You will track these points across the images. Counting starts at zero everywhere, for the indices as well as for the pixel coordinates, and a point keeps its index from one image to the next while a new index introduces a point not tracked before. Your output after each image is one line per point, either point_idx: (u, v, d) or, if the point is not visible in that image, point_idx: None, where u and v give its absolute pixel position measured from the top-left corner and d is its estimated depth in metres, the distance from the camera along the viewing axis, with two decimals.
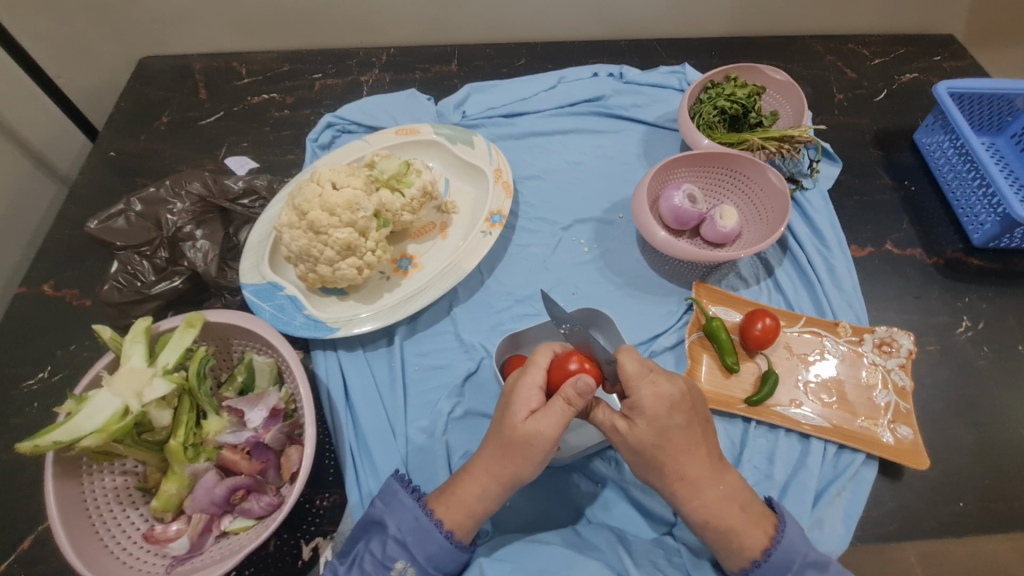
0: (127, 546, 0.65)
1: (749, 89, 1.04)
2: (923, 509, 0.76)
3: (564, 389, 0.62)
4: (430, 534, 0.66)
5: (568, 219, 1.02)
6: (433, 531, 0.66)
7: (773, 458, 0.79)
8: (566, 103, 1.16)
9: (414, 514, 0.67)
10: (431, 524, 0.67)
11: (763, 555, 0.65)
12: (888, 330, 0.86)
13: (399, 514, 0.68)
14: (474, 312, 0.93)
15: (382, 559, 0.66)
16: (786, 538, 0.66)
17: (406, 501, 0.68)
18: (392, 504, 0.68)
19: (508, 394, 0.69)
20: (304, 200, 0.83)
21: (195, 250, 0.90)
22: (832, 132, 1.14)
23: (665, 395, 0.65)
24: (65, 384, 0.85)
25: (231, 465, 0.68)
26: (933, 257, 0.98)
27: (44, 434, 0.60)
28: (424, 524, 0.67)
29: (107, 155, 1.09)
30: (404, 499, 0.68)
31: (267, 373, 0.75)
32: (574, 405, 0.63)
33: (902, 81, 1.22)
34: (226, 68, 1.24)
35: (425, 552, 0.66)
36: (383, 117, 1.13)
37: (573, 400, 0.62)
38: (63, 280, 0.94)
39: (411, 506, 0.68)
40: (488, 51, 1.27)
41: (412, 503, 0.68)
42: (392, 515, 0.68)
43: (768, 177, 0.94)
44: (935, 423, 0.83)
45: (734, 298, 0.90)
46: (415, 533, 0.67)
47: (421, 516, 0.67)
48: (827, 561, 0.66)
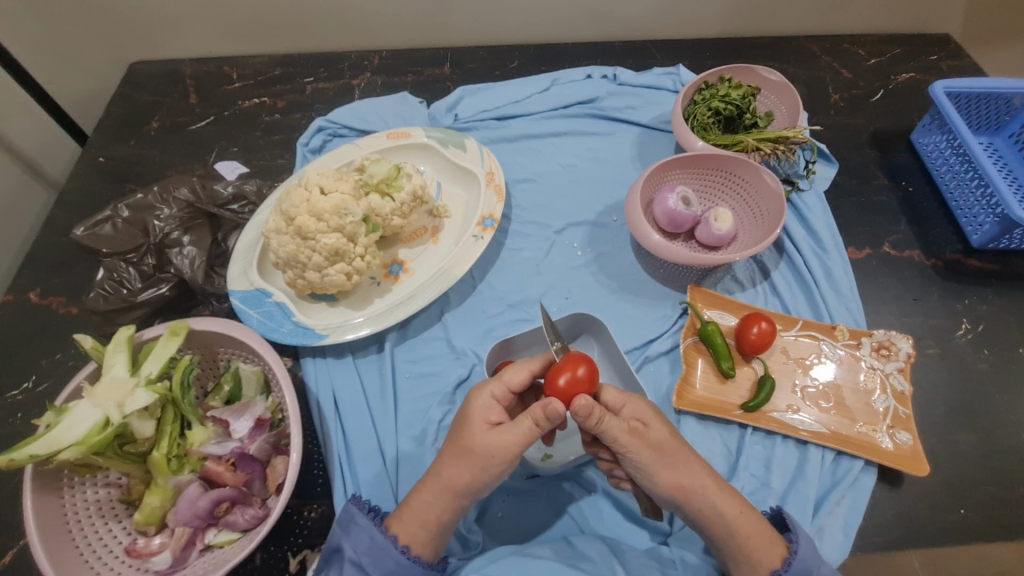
0: (109, 561, 0.64)
1: (744, 90, 1.03)
2: (924, 516, 0.75)
3: (534, 412, 0.62)
4: (386, 552, 0.64)
5: (561, 222, 1.01)
6: (389, 549, 0.64)
7: (770, 465, 0.78)
8: (560, 105, 1.14)
9: (370, 533, 0.65)
10: (385, 541, 0.64)
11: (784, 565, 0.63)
12: (887, 334, 0.84)
13: (355, 536, 0.65)
14: (466, 318, 0.92)
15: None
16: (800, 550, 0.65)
17: (363, 523, 0.65)
18: (349, 528, 0.66)
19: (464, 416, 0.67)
20: (292, 206, 0.82)
21: (181, 257, 0.89)
22: (828, 133, 1.13)
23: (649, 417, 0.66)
24: (50, 393, 0.83)
25: (215, 477, 0.67)
26: (931, 258, 0.97)
27: (21, 448, 0.58)
28: (378, 542, 0.64)
29: (96, 161, 1.08)
30: (361, 521, 0.66)
31: (254, 382, 0.74)
32: (541, 426, 0.62)
33: (899, 81, 1.21)
34: (217, 72, 1.23)
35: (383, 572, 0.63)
36: (375, 121, 1.12)
37: (540, 422, 0.62)
38: (49, 287, 0.92)
39: (367, 527, 0.65)
40: (481, 53, 1.26)
41: (368, 523, 0.65)
42: (348, 538, 0.65)
43: (763, 179, 0.93)
44: (935, 429, 0.81)
45: (729, 302, 0.89)
46: (371, 553, 0.64)
47: (376, 534, 0.64)
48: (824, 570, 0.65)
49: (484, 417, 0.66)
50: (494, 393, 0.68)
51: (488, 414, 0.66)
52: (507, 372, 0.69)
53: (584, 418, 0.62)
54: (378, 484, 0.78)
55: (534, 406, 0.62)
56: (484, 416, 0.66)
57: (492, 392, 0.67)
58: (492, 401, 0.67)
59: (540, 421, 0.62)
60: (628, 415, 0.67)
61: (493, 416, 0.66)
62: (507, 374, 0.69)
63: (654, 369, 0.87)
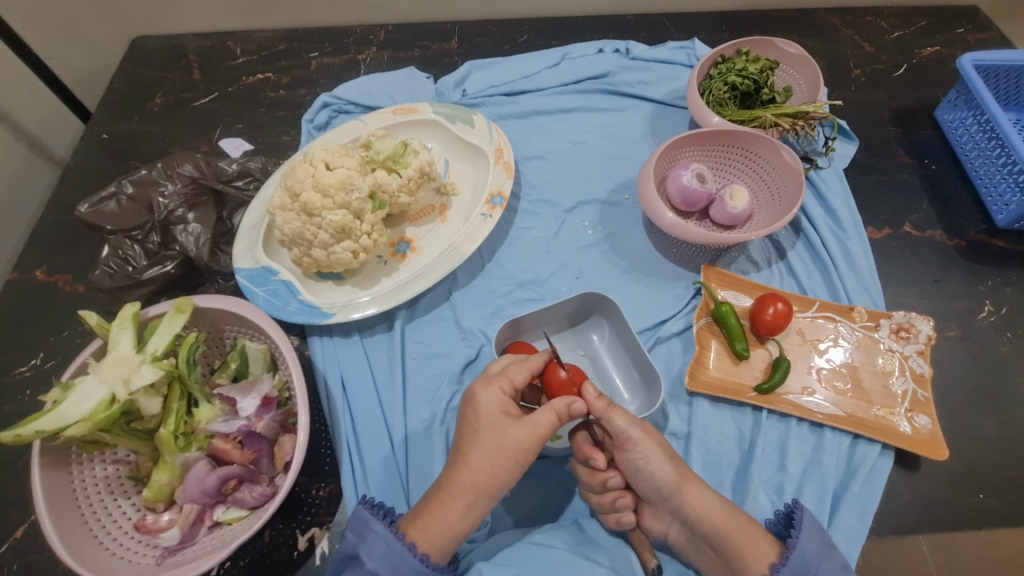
0: (117, 537, 0.64)
1: (762, 64, 0.99)
2: (942, 501, 0.73)
3: (559, 405, 0.65)
4: (404, 559, 0.62)
5: (572, 201, 0.99)
6: (407, 557, 0.62)
7: (785, 450, 0.76)
8: (570, 80, 1.11)
9: (386, 540, 0.63)
10: (405, 550, 0.62)
11: (782, 559, 0.63)
12: (906, 315, 0.82)
13: (371, 543, 0.63)
14: (474, 297, 0.90)
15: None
16: (797, 551, 0.64)
17: (378, 530, 0.64)
18: (364, 535, 0.64)
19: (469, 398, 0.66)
20: (296, 181, 0.80)
21: (186, 234, 0.87)
22: (849, 109, 1.09)
23: None
24: (57, 370, 0.83)
25: (223, 455, 0.66)
26: (955, 239, 0.94)
27: (28, 423, 0.58)
28: (397, 550, 0.62)
29: (100, 138, 1.06)
30: (376, 527, 0.64)
31: (260, 360, 0.73)
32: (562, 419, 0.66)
33: (923, 55, 1.17)
34: (220, 47, 1.20)
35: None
36: (381, 97, 1.09)
37: (563, 415, 0.65)
38: (55, 265, 0.92)
39: (383, 534, 0.63)
40: (489, 27, 1.23)
41: (384, 530, 0.64)
42: (364, 545, 0.63)
43: (781, 156, 0.90)
44: (955, 412, 0.79)
45: (743, 282, 0.87)
46: (388, 561, 0.62)
47: (394, 542, 0.63)
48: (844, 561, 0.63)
49: (499, 406, 0.67)
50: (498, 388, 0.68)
51: (501, 405, 0.67)
52: (512, 369, 0.69)
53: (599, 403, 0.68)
54: (386, 464, 0.77)
55: (557, 400, 0.65)
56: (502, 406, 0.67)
57: (502, 386, 0.67)
58: (504, 394, 0.67)
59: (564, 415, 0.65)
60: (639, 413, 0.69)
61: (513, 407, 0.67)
62: (512, 370, 0.69)
63: (666, 350, 0.86)
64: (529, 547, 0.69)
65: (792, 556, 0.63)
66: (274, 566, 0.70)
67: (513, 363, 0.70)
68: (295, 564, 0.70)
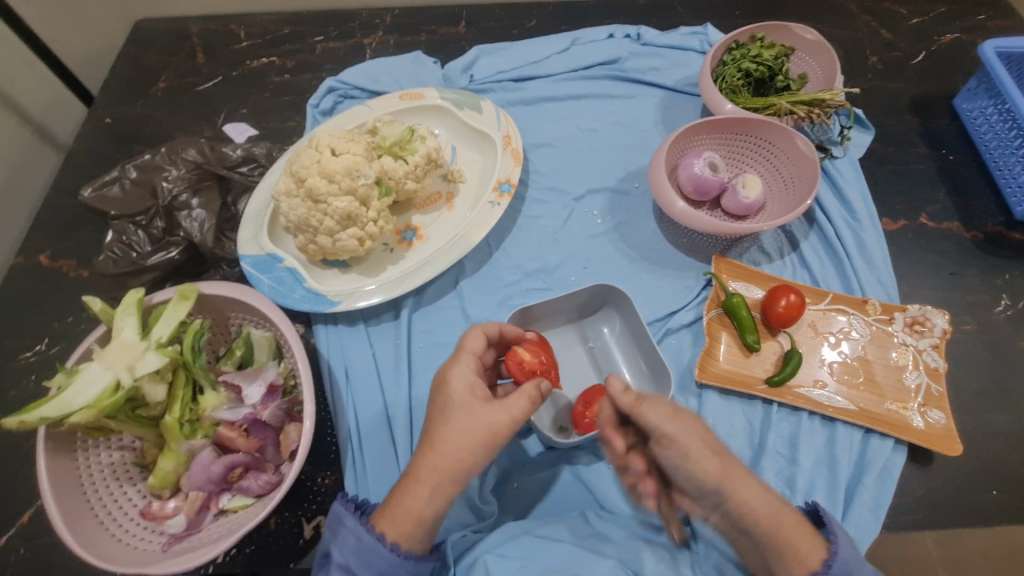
0: (124, 523, 0.63)
1: (777, 50, 0.97)
2: (955, 497, 0.72)
3: (531, 388, 0.61)
4: (374, 552, 0.60)
5: (581, 189, 0.97)
6: (377, 549, 0.59)
7: (796, 444, 0.75)
8: (580, 66, 1.09)
9: (355, 534, 0.60)
10: (372, 540, 0.60)
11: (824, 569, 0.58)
12: (921, 308, 0.80)
13: (343, 539, 0.61)
14: (482, 286, 0.89)
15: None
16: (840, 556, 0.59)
17: (349, 524, 0.61)
18: (337, 531, 0.62)
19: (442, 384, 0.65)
20: (302, 166, 0.79)
21: (190, 220, 0.86)
22: (865, 97, 1.06)
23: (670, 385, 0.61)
24: (62, 356, 0.83)
25: (228, 443, 0.66)
26: (972, 231, 0.92)
27: (32, 410, 0.58)
28: (365, 544, 0.60)
29: (103, 122, 1.05)
30: (348, 522, 0.62)
31: (266, 348, 0.72)
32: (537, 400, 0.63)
33: (943, 42, 1.14)
34: (224, 30, 1.18)
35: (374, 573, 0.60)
36: (387, 82, 1.08)
37: (536, 397, 0.62)
38: (59, 250, 0.91)
39: (353, 528, 0.61)
40: (497, 11, 1.20)
41: (354, 524, 0.61)
42: (336, 542, 0.61)
43: (796, 145, 0.88)
44: (969, 407, 0.78)
45: (755, 273, 0.85)
46: (358, 555, 0.60)
47: (361, 534, 0.60)
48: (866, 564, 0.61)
49: (465, 382, 0.63)
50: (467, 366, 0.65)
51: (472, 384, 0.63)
52: (472, 341, 0.67)
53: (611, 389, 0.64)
54: (392, 454, 0.77)
55: (528, 383, 0.62)
56: (468, 385, 0.63)
57: (468, 364, 0.65)
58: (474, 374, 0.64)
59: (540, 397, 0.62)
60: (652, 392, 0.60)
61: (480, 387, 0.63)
62: (473, 345, 0.67)
63: (675, 342, 0.85)
64: (536, 540, 0.68)
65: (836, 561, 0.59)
66: (280, 554, 0.69)
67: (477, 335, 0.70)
68: (300, 552, 0.69)
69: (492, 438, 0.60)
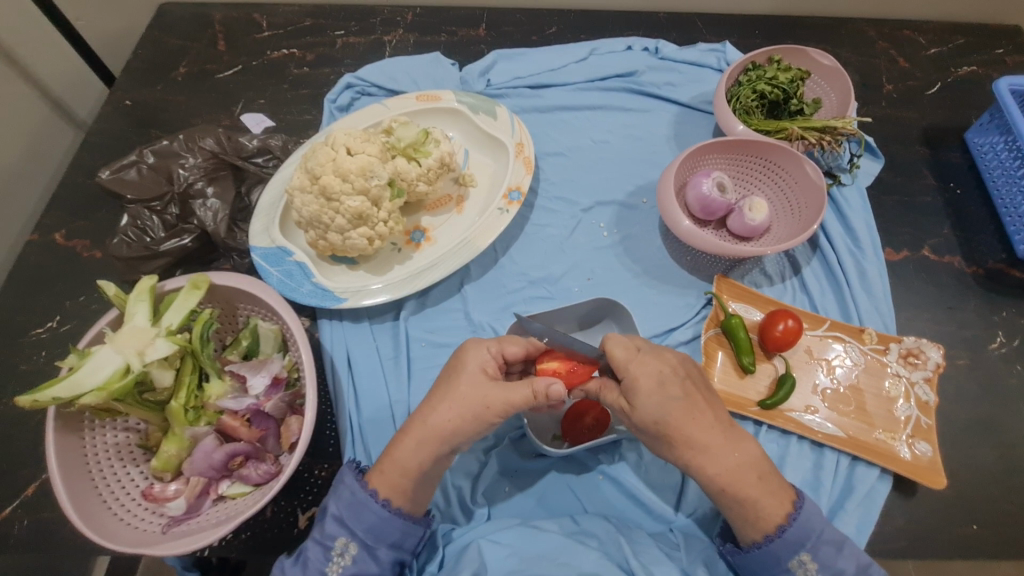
0: (126, 503, 0.65)
1: (793, 74, 0.98)
2: (936, 528, 0.74)
3: (537, 382, 0.61)
4: (366, 506, 0.63)
5: (589, 200, 0.98)
6: (369, 503, 0.63)
7: (783, 466, 0.77)
8: (596, 77, 1.10)
9: (352, 491, 0.64)
10: (367, 497, 0.64)
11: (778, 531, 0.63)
12: (916, 341, 0.81)
13: (340, 494, 0.65)
14: (486, 291, 0.91)
15: (322, 539, 0.63)
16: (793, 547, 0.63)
17: (347, 481, 0.65)
18: (336, 487, 0.66)
19: (452, 367, 0.67)
20: (317, 164, 0.80)
21: (205, 208, 0.88)
22: (877, 126, 1.07)
23: (655, 372, 0.62)
24: (72, 334, 0.85)
25: (231, 432, 0.68)
26: (973, 266, 0.93)
27: (45, 389, 0.60)
28: (359, 498, 0.64)
29: (123, 104, 1.06)
30: (345, 478, 0.65)
31: (271, 340, 0.74)
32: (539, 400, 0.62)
33: (959, 74, 1.14)
34: (247, 19, 1.19)
35: (364, 526, 0.63)
36: (405, 81, 1.09)
37: (540, 395, 0.61)
38: (74, 230, 0.93)
39: (350, 483, 0.65)
40: (518, 16, 1.21)
41: (352, 481, 0.65)
42: (333, 496, 0.65)
43: (804, 171, 0.89)
44: (956, 440, 0.79)
45: (755, 295, 0.87)
46: (352, 509, 0.64)
47: (357, 491, 0.64)
48: (843, 540, 0.64)
49: (482, 364, 0.65)
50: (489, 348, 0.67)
51: (486, 366, 0.65)
52: (510, 342, 0.67)
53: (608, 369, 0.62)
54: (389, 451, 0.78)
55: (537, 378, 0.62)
56: (483, 363, 0.65)
57: (490, 348, 0.67)
58: (491, 356, 0.66)
59: (541, 396, 0.61)
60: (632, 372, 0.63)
61: (492, 367, 0.65)
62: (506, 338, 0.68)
63: None
64: (528, 530, 0.69)
65: (799, 517, 0.63)
66: (274, 541, 0.71)
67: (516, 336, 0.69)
68: (294, 540, 0.71)
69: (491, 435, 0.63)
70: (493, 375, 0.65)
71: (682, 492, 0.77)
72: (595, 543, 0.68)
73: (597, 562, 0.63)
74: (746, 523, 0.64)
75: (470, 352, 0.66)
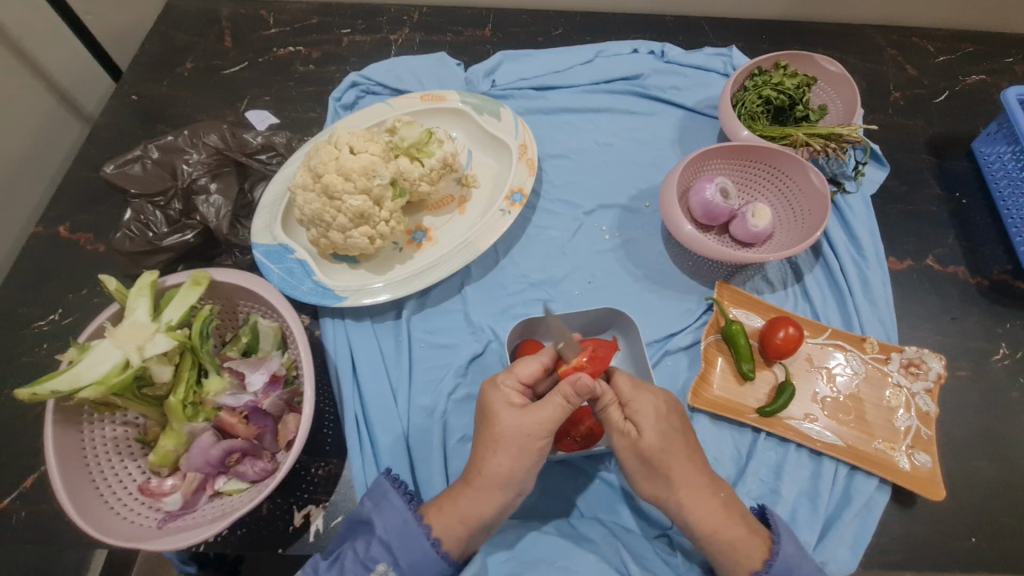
0: (122, 497, 0.65)
1: (799, 80, 0.97)
2: (934, 540, 0.73)
3: (564, 388, 0.62)
4: (416, 536, 0.64)
5: (592, 203, 0.98)
6: (420, 537, 0.64)
7: (781, 474, 0.77)
8: (602, 80, 1.10)
9: (403, 517, 0.65)
10: (418, 529, 0.64)
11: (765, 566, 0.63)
12: (918, 351, 0.81)
13: (387, 515, 0.65)
14: (486, 293, 0.91)
15: (364, 559, 0.63)
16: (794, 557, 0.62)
17: (395, 503, 0.66)
18: (381, 504, 0.66)
19: (482, 407, 0.68)
20: (320, 162, 0.80)
21: (207, 205, 0.88)
22: (883, 133, 1.06)
23: (659, 406, 0.67)
24: (74, 327, 0.85)
25: (229, 428, 0.68)
26: (977, 277, 0.92)
27: (44, 382, 0.60)
28: (411, 528, 0.64)
29: (129, 99, 1.07)
30: (394, 501, 0.66)
31: (271, 338, 0.74)
32: (572, 403, 0.63)
33: (967, 82, 1.13)
34: (254, 16, 1.19)
35: (409, 557, 0.63)
36: (410, 81, 1.09)
37: (571, 398, 0.63)
38: (78, 223, 0.93)
39: (400, 508, 0.65)
40: (524, 17, 1.21)
41: (402, 506, 0.66)
42: (379, 515, 0.65)
43: (809, 178, 0.89)
44: (957, 453, 0.79)
45: (756, 302, 0.86)
46: (401, 537, 0.64)
47: (410, 519, 0.65)
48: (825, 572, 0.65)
49: (507, 401, 0.66)
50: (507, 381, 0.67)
51: (510, 397, 0.67)
52: (519, 364, 0.68)
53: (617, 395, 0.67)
54: (387, 450, 0.78)
55: (562, 383, 0.63)
56: (506, 399, 0.66)
57: (509, 379, 0.67)
58: (511, 388, 0.67)
59: (572, 399, 0.63)
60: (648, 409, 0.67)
61: (516, 398, 0.67)
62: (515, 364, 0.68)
63: (672, 363, 0.86)
64: (525, 532, 0.70)
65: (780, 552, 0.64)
66: (269, 539, 0.71)
67: (523, 356, 0.69)
68: (290, 539, 0.71)
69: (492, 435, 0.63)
70: (523, 405, 0.67)
71: None
72: (590, 546, 0.69)
73: (593, 566, 0.66)
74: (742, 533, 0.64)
75: (492, 390, 0.67)
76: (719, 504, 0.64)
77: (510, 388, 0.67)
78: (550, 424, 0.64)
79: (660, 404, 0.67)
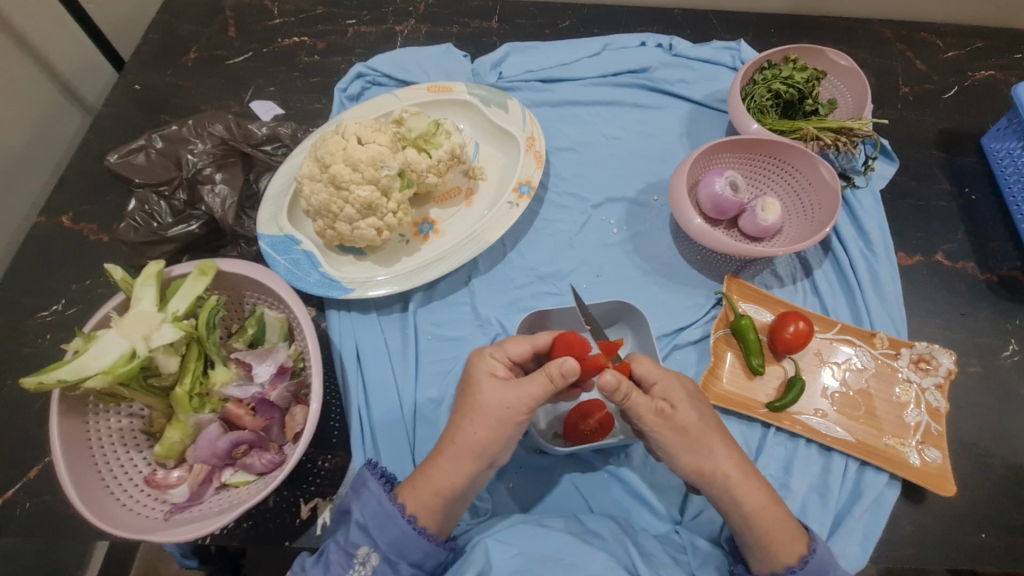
0: (128, 489, 0.65)
1: (809, 73, 0.96)
2: (943, 536, 0.73)
3: (549, 366, 0.60)
4: (392, 519, 0.62)
5: (600, 197, 0.97)
6: (395, 517, 0.62)
7: (790, 468, 0.76)
8: (610, 73, 1.09)
9: (378, 498, 0.63)
10: (393, 509, 0.63)
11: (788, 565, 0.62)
12: (928, 347, 0.80)
13: (365, 500, 0.64)
14: (493, 285, 0.90)
15: (345, 545, 0.62)
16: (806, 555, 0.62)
17: (373, 488, 0.64)
18: (360, 492, 0.65)
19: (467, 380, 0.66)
20: (327, 153, 0.79)
21: (213, 195, 0.87)
22: (892, 128, 1.06)
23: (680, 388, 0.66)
24: (77, 317, 0.84)
25: (235, 420, 0.67)
26: (986, 273, 0.92)
27: (49, 371, 0.59)
28: (387, 509, 0.62)
29: (132, 89, 1.05)
30: (371, 486, 0.64)
31: (277, 329, 0.73)
32: (556, 382, 0.61)
33: (976, 78, 1.12)
34: (259, 6, 1.18)
35: (388, 539, 0.62)
36: (417, 72, 1.08)
37: (555, 378, 0.60)
38: (81, 213, 0.92)
39: (377, 492, 0.64)
40: (531, 9, 1.20)
41: (378, 489, 0.64)
42: (357, 502, 0.64)
43: (819, 171, 0.88)
44: (967, 448, 0.78)
45: (766, 296, 0.86)
46: (377, 519, 0.62)
47: (385, 500, 0.63)
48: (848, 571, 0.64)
49: (491, 373, 0.65)
50: (494, 357, 0.67)
51: (499, 371, 0.66)
52: (511, 343, 0.68)
53: (611, 391, 0.61)
54: (393, 444, 0.78)
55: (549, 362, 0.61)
56: (492, 370, 0.65)
57: (497, 355, 0.67)
58: (497, 363, 0.66)
59: (556, 378, 0.60)
60: (658, 393, 0.65)
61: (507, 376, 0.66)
62: (510, 343, 0.68)
63: (681, 357, 0.85)
64: (535, 528, 0.68)
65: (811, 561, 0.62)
66: (276, 532, 0.71)
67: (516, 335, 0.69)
68: (296, 531, 0.71)
69: (509, 418, 0.63)
70: (507, 378, 0.66)
71: (689, 495, 0.77)
72: (600, 542, 0.67)
73: (604, 564, 0.62)
74: (752, 529, 0.63)
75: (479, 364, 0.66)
76: (734, 491, 0.64)
77: (498, 361, 0.67)
78: (533, 400, 0.62)
79: (684, 383, 0.67)
